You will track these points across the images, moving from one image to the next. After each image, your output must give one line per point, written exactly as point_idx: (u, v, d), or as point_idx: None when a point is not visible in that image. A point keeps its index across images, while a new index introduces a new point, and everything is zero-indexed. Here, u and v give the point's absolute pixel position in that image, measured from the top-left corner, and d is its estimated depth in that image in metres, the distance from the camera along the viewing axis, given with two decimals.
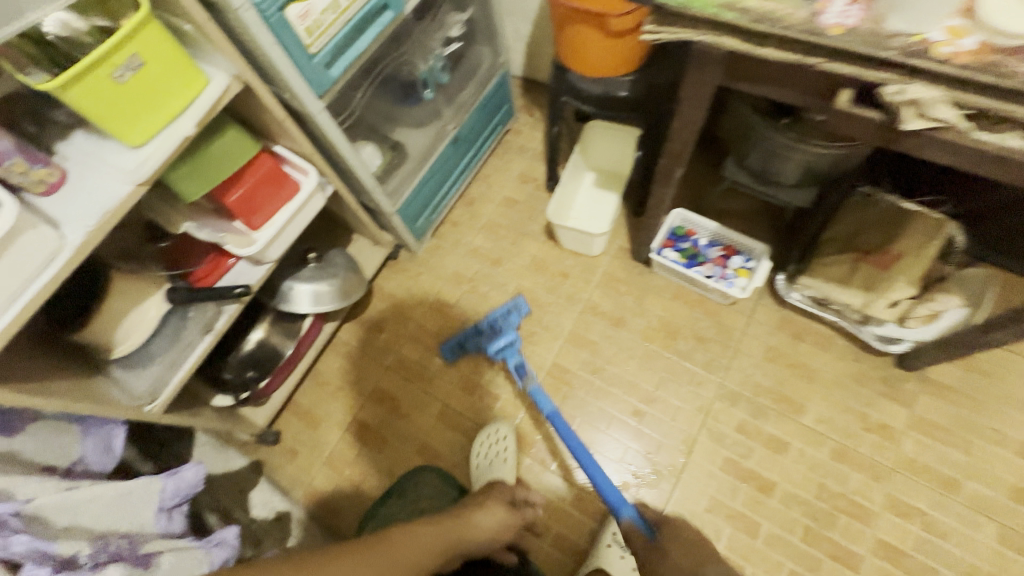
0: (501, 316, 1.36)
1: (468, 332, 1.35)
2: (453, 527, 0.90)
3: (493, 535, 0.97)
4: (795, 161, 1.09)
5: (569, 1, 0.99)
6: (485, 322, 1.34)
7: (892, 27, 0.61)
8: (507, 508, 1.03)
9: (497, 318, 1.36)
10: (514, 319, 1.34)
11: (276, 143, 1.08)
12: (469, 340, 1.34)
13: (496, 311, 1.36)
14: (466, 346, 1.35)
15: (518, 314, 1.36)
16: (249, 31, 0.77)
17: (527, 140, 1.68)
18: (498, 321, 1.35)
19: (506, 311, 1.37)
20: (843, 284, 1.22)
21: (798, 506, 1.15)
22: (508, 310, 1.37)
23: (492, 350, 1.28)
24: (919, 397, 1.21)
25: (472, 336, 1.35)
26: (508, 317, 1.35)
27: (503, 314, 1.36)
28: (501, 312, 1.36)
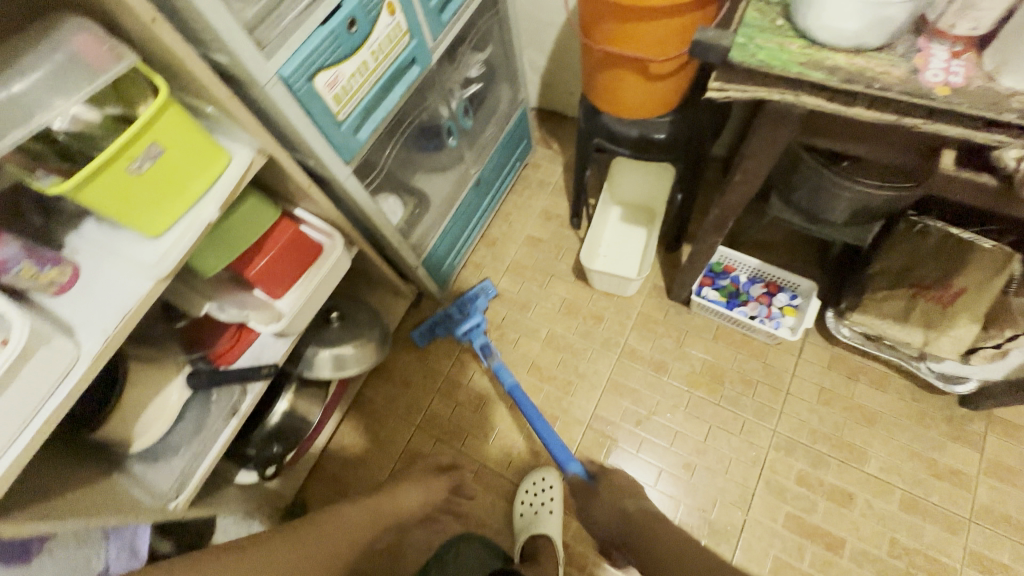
0: (469, 300, 1.39)
1: (438, 317, 1.38)
2: (375, 502, 0.98)
3: (421, 503, 1.06)
4: (847, 202, 1.01)
5: (607, 46, 0.93)
6: (454, 306, 1.38)
7: (1007, 85, 0.54)
8: (432, 476, 1.12)
9: (465, 301, 1.39)
10: (482, 302, 1.38)
11: (297, 206, 1.01)
12: (438, 325, 1.37)
13: (464, 296, 1.39)
14: (436, 331, 1.38)
15: (484, 297, 1.39)
16: (275, 106, 0.70)
17: (547, 174, 1.61)
18: (465, 306, 1.38)
19: (474, 295, 1.40)
20: (901, 321, 1.14)
21: (872, 565, 1.07)
22: (476, 295, 1.41)
23: (462, 333, 1.32)
24: (987, 438, 1.14)
25: (443, 321, 1.37)
26: (476, 301, 1.39)
27: (471, 299, 1.40)
28: (469, 297, 1.40)
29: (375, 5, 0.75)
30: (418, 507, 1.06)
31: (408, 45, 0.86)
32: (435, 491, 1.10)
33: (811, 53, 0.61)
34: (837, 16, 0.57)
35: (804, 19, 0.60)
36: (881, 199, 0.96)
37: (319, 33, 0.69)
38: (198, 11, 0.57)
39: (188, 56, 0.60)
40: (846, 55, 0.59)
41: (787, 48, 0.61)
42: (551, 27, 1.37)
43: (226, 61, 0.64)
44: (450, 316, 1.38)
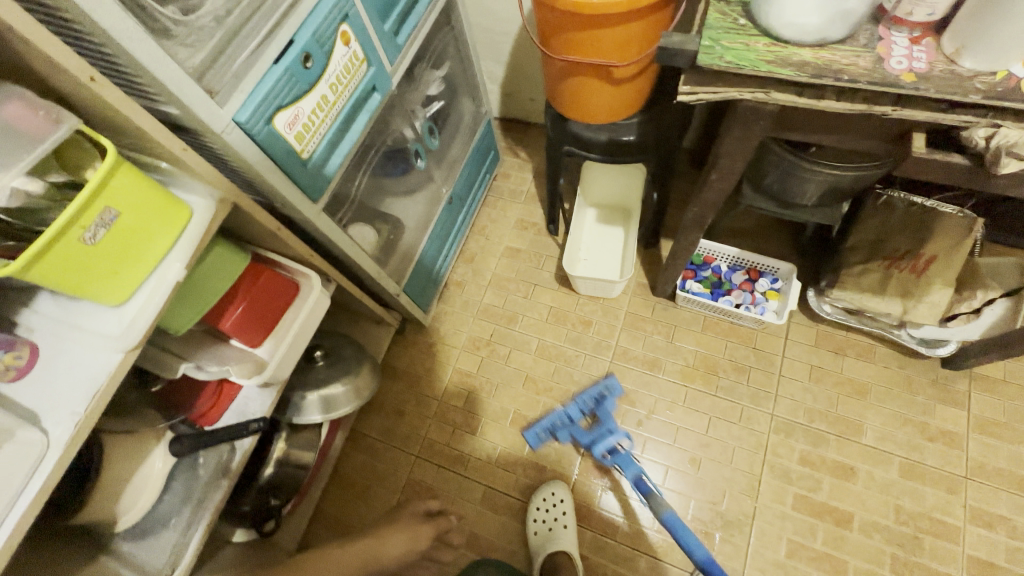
0: (593, 402, 1.27)
1: (556, 419, 1.27)
2: (363, 546, 1.01)
3: (406, 551, 1.05)
4: (816, 184, 1.03)
5: (568, 55, 0.92)
6: (575, 406, 1.27)
7: (968, 67, 0.56)
8: (419, 522, 1.10)
9: (587, 402, 1.27)
10: (610, 405, 1.26)
11: (267, 249, 0.96)
12: (560, 428, 1.25)
13: (586, 395, 1.27)
14: (557, 435, 1.26)
15: (611, 397, 1.27)
16: (233, 154, 0.66)
17: (517, 183, 1.60)
18: (591, 408, 1.26)
19: (599, 396, 1.27)
20: (877, 294, 1.16)
21: (881, 534, 1.09)
22: (601, 395, 1.27)
23: (601, 447, 1.18)
24: (972, 396, 1.18)
25: (563, 423, 1.26)
26: (602, 404, 1.26)
27: (595, 400, 1.27)
28: (592, 398, 1.27)
29: (328, 36, 0.72)
30: (401, 556, 1.05)
31: (366, 72, 0.83)
32: (422, 536, 1.08)
33: (776, 50, 0.61)
34: (799, 12, 0.57)
35: (766, 17, 0.60)
36: (848, 177, 0.98)
37: (273, 72, 0.66)
38: (141, 65, 0.53)
39: (134, 113, 0.56)
40: (810, 49, 0.60)
41: (753, 47, 0.61)
42: (505, 36, 1.36)
43: (175, 112, 0.60)
44: (573, 419, 1.26)
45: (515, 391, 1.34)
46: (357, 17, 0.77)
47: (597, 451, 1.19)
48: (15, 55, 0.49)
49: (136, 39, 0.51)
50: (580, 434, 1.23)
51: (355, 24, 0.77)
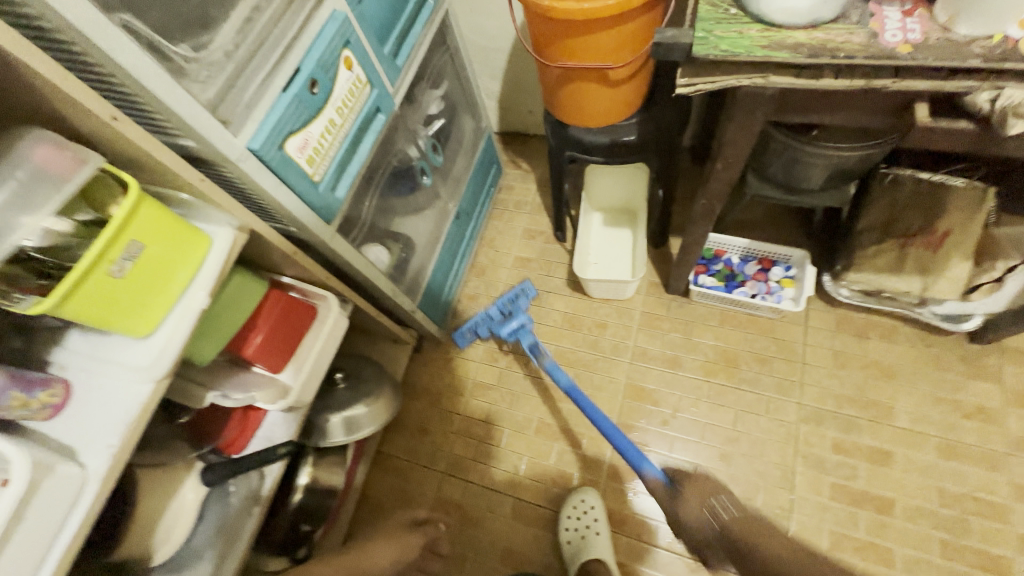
0: (509, 301, 1.35)
1: (479, 319, 1.34)
2: (346, 561, 0.94)
3: (394, 561, 1.00)
4: (821, 167, 1.03)
5: (563, 62, 0.94)
6: (495, 306, 1.34)
7: (964, 33, 0.56)
8: (405, 531, 1.07)
9: (506, 303, 1.34)
10: (524, 303, 1.34)
11: (284, 276, 0.98)
12: (482, 326, 1.33)
13: (505, 298, 1.35)
14: (479, 332, 1.34)
15: (525, 297, 1.35)
16: (248, 181, 0.68)
17: (522, 194, 1.61)
18: (508, 307, 1.34)
19: (514, 296, 1.36)
20: (894, 273, 1.17)
21: (925, 519, 1.06)
22: (517, 296, 1.36)
23: (506, 331, 1.26)
24: (1004, 369, 1.16)
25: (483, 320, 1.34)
26: (517, 302, 1.34)
27: (511, 300, 1.35)
28: (510, 299, 1.35)
29: (332, 62, 0.75)
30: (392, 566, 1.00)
31: (370, 95, 0.86)
32: (410, 546, 1.04)
33: (771, 35, 0.62)
34: None
35: (757, 3, 0.62)
36: (852, 158, 0.98)
37: (282, 100, 0.68)
38: (158, 100, 0.55)
39: (155, 148, 0.58)
40: (804, 30, 0.61)
41: (747, 34, 0.62)
42: (500, 53, 1.39)
43: (192, 144, 0.62)
44: (493, 318, 1.33)
45: (536, 399, 1.34)
46: (358, 43, 0.80)
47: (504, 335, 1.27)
48: (43, 101, 0.52)
49: (152, 75, 0.54)
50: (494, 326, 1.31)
51: (357, 49, 0.80)
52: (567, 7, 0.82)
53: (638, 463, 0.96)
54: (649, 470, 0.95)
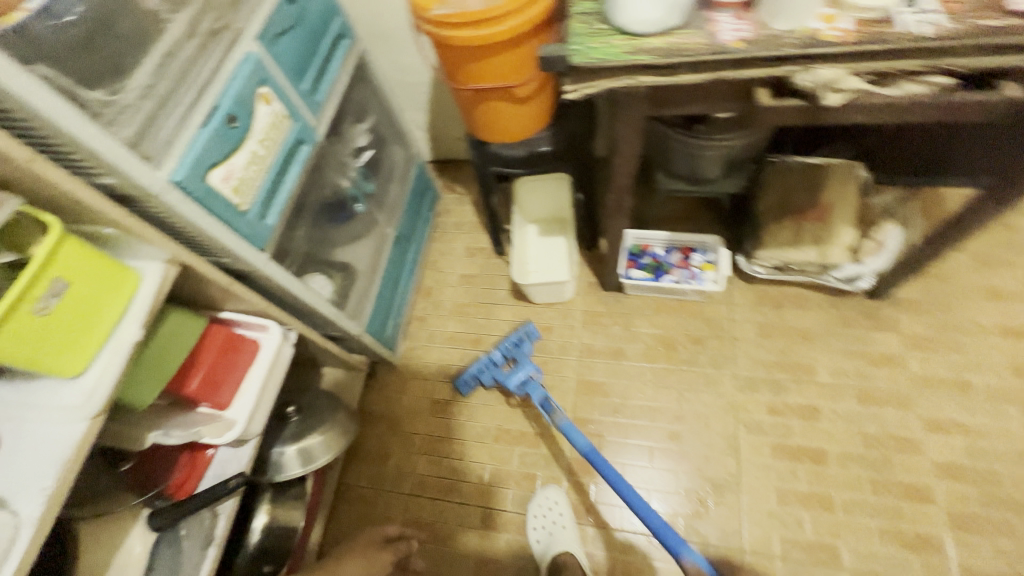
0: (513, 346, 1.37)
1: (480, 365, 1.35)
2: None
3: None
4: (715, 158, 1.16)
5: (472, 86, 1.03)
6: (498, 351, 1.35)
7: (780, 28, 0.68)
8: (376, 548, 1.07)
9: (508, 347, 1.36)
10: (527, 347, 1.36)
11: (224, 311, 0.98)
12: (484, 372, 1.34)
13: (508, 342, 1.36)
14: (481, 379, 1.34)
15: (528, 341, 1.37)
16: (174, 213, 0.71)
17: (460, 215, 1.68)
18: (510, 352, 1.36)
19: (518, 340, 1.38)
20: (796, 245, 1.28)
21: (855, 462, 1.16)
22: (520, 339, 1.38)
23: (515, 382, 1.26)
24: (900, 318, 1.28)
25: (487, 367, 1.35)
26: (521, 347, 1.36)
27: (515, 344, 1.37)
28: (513, 342, 1.37)
29: (249, 98, 0.80)
30: None
31: (291, 127, 0.91)
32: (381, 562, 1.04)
33: (633, 42, 0.73)
34: (639, 10, 0.70)
35: (617, 17, 0.72)
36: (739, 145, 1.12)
37: (201, 134, 0.72)
38: (75, 139, 0.58)
39: (74, 187, 0.61)
40: (659, 37, 0.72)
41: (612, 44, 0.73)
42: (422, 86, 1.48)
43: (114, 182, 0.65)
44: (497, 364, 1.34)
45: (493, 408, 1.37)
46: (274, 80, 0.86)
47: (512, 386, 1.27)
48: None
49: (68, 116, 0.57)
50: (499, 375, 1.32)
51: (274, 86, 0.85)
52: (464, 35, 0.91)
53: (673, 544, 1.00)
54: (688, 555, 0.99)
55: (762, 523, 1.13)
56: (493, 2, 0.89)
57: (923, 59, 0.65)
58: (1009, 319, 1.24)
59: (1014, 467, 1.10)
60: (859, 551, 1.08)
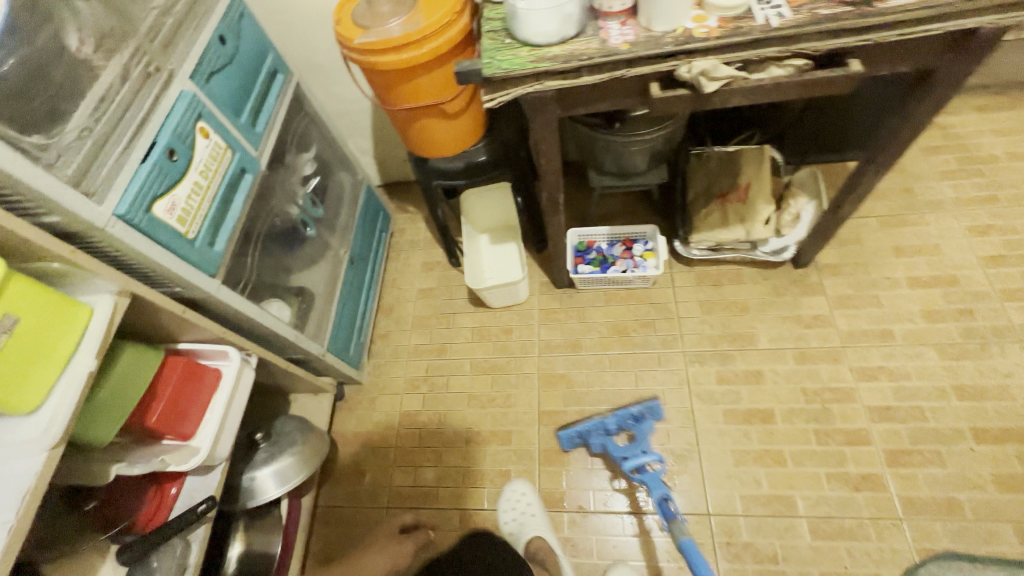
0: (631, 419, 1.27)
1: (593, 427, 1.28)
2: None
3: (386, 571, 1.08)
4: (640, 151, 1.27)
5: (403, 106, 1.10)
6: (613, 419, 1.27)
7: (660, 30, 0.78)
8: (397, 541, 1.13)
9: (626, 418, 1.27)
10: (649, 426, 1.24)
11: (182, 342, 1.00)
12: (596, 437, 1.26)
13: (628, 413, 1.27)
14: (590, 441, 1.27)
15: (650, 419, 1.26)
16: (121, 246, 0.74)
17: (413, 233, 1.74)
18: (628, 426, 1.26)
19: (639, 416, 1.27)
20: (725, 226, 1.37)
21: (800, 417, 1.25)
22: (641, 415, 1.27)
23: (630, 461, 1.15)
24: (824, 282, 1.40)
25: (597, 431, 1.27)
26: (641, 423, 1.26)
27: (636, 419, 1.27)
28: (633, 416, 1.27)
29: (186, 133, 0.84)
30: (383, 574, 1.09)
31: (233, 158, 0.95)
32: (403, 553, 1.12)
33: (535, 52, 0.81)
34: (538, 23, 0.79)
35: (521, 32, 0.81)
36: (658, 138, 1.23)
37: (142, 169, 0.76)
38: (15, 180, 0.61)
39: (18, 226, 0.63)
40: (559, 45, 0.81)
41: (519, 55, 0.82)
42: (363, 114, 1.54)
43: (58, 219, 0.68)
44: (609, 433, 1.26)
45: (463, 413, 1.41)
46: (211, 115, 0.90)
47: (626, 464, 1.15)
48: None
49: (9, 159, 0.61)
50: (612, 445, 1.22)
51: (211, 120, 0.90)
52: (390, 60, 0.99)
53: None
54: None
55: (724, 486, 1.20)
56: (413, 28, 0.97)
57: (779, 46, 0.76)
58: (916, 271, 1.37)
59: (936, 401, 1.21)
60: (814, 499, 1.16)
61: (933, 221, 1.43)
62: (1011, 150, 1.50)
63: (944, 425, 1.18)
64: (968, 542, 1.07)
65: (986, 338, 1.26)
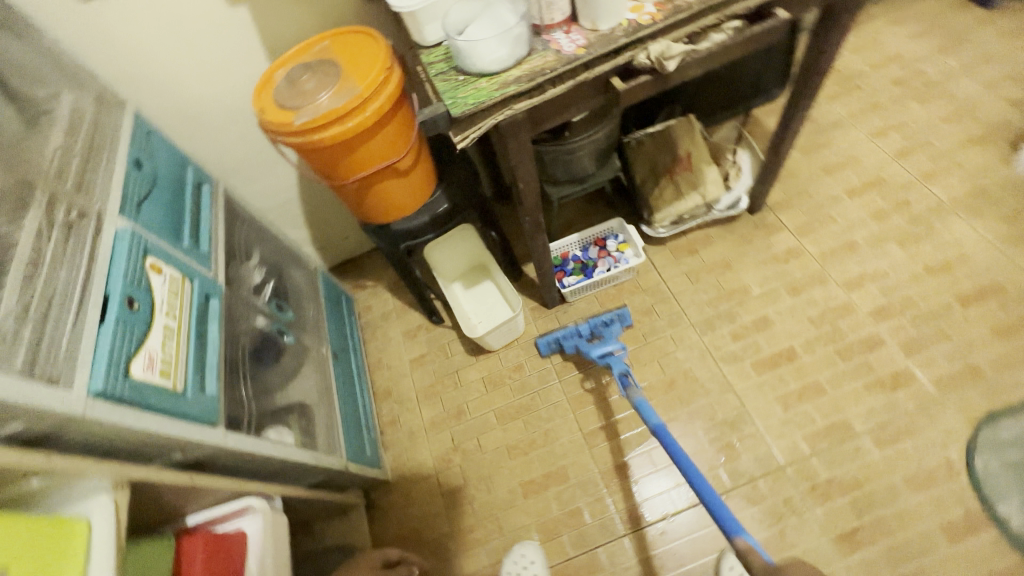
0: (602, 325, 1.36)
1: (567, 331, 1.36)
2: None
3: None
4: (587, 153, 1.30)
5: (354, 176, 1.03)
6: (586, 324, 1.36)
7: (606, 27, 0.80)
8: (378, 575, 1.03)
9: (598, 324, 1.36)
10: (616, 327, 1.33)
11: (197, 513, 0.82)
12: (570, 340, 1.34)
13: (599, 319, 1.36)
14: (565, 344, 1.35)
15: (620, 322, 1.36)
16: (109, 428, 0.60)
17: (381, 306, 1.63)
18: (599, 329, 1.35)
19: (610, 320, 1.37)
20: (680, 197, 1.43)
21: (816, 343, 1.30)
22: (611, 319, 1.36)
23: (597, 349, 1.23)
24: (781, 218, 1.50)
25: (570, 335, 1.35)
26: (610, 326, 1.35)
27: (605, 323, 1.36)
28: (604, 321, 1.36)
29: (139, 275, 0.71)
30: None
31: (193, 287, 0.82)
32: None
33: (494, 80, 0.80)
34: (490, 52, 0.78)
35: (474, 65, 0.80)
36: (602, 136, 1.26)
37: (105, 331, 0.63)
38: None
39: None
40: (516, 67, 0.80)
41: (480, 87, 0.79)
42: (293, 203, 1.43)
43: (22, 424, 0.53)
44: (581, 335, 1.35)
45: (508, 468, 1.31)
46: (157, 248, 0.78)
47: (593, 352, 1.24)
48: None
49: None
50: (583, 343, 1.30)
51: (158, 253, 0.77)
52: (336, 131, 0.92)
53: (725, 521, 0.75)
54: (738, 535, 0.73)
55: (783, 434, 1.21)
56: (348, 95, 0.92)
57: (716, 12, 0.80)
58: (849, 183, 1.51)
59: (917, 286, 1.32)
60: (862, 413, 1.20)
61: (843, 138, 1.60)
62: (872, 62, 1.73)
63: (934, 304, 1.29)
64: (1000, 396, 1.16)
65: (929, 219, 1.41)
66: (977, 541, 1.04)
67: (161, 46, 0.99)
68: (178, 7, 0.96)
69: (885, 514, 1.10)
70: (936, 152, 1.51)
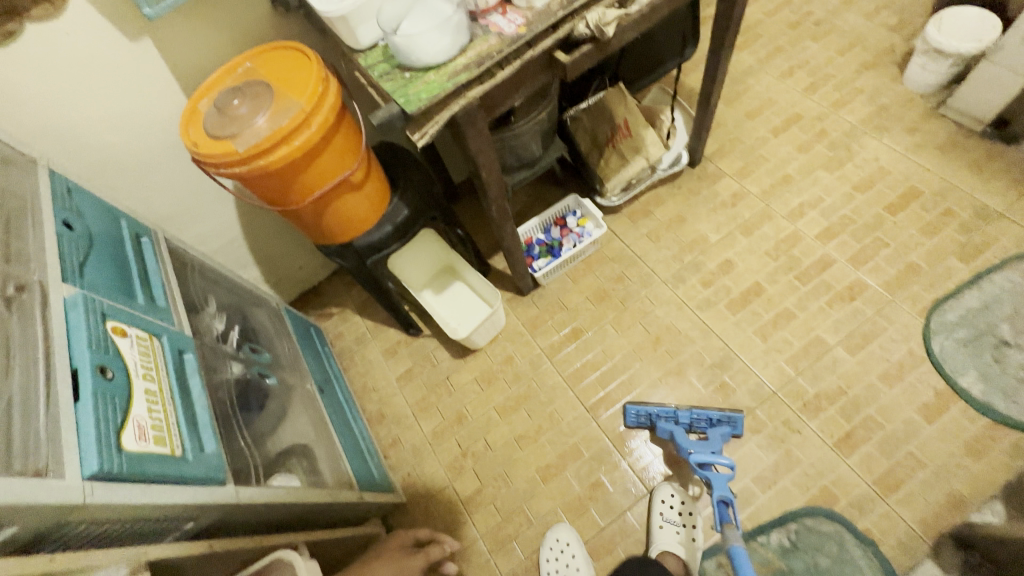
0: (706, 421, 1.21)
1: (665, 412, 1.23)
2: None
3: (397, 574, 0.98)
4: (533, 134, 1.30)
5: (310, 197, 0.98)
6: (687, 413, 1.22)
7: (541, 2, 0.81)
8: (405, 555, 1.04)
9: (702, 418, 1.21)
10: (724, 431, 1.18)
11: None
12: (664, 422, 1.22)
13: (703, 413, 1.21)
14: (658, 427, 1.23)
15: (730, 426, 1.19)
16: (116, 510, 0.55)
17: (353, 329, 1.57)
18: (701, 426, 1.20)
19: (718, 420, 1.21)
20: (627, 163, 1.46)
21: (777, 275, 1.39)
22: (720, 419, 1.20)
23: (698, 457, 1.09)
24: (720, 166, 1.59)
25: (666, 417, 1.23)
26: (718, 427, 1.19)
27: (712, 420, 1.21)
28: (712, 419, 1.21)
29: (104, 342, 0.65)
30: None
31: (162, 344, 0.76)
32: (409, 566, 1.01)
33: (442, 72, 0.78)
34: (432, 43, 0.76)
35: (419, 59, 0.78)
36: (544, 116, 1.27)
37: (84, 409, 0.57)
38: None
39: None
40: (462, 55, 0.79)
41: (430, 80, 0.78)
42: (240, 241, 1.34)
43: (16, 527, 0.48)
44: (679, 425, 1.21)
45: (521, 459, 1.30)
46: (114, 310, 0.71)
47: (692, 458, 1.10)
48: None
49: None
50: (679, 434, 1.17)
51: (117, 315, 0.71)
52: (284, 152, 0.88)
53: None
54: None
55: (768, 363, 1.29)
56: (290, 113, 0.87)
57: None
58: (772, 123, 1.62)
59: (850, 204, 1.44)
60: (831, 328, 1.30)
61: (758, 83, 1.71)
62: (766, 11, 1.86)
63: (868, 216, 1.42)
64: (940, 286, 1.29)
65: (846, 143, 1.54)
66: (951, 415, 1.16)
67: (62, 93, 0.90)
68: (75, 48, 0.87)
69: (871, 413, 1.19)
70: (839, 83, 1.64)
